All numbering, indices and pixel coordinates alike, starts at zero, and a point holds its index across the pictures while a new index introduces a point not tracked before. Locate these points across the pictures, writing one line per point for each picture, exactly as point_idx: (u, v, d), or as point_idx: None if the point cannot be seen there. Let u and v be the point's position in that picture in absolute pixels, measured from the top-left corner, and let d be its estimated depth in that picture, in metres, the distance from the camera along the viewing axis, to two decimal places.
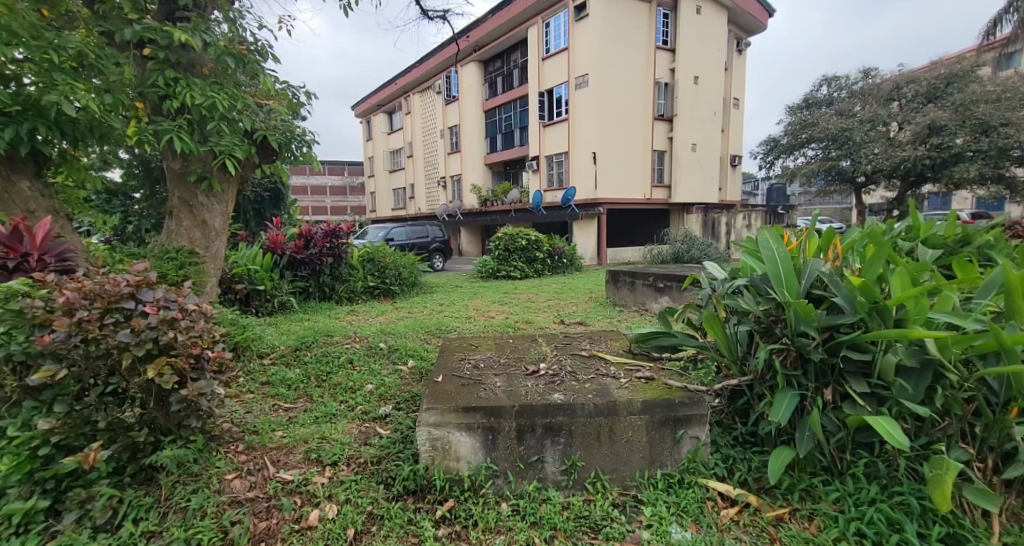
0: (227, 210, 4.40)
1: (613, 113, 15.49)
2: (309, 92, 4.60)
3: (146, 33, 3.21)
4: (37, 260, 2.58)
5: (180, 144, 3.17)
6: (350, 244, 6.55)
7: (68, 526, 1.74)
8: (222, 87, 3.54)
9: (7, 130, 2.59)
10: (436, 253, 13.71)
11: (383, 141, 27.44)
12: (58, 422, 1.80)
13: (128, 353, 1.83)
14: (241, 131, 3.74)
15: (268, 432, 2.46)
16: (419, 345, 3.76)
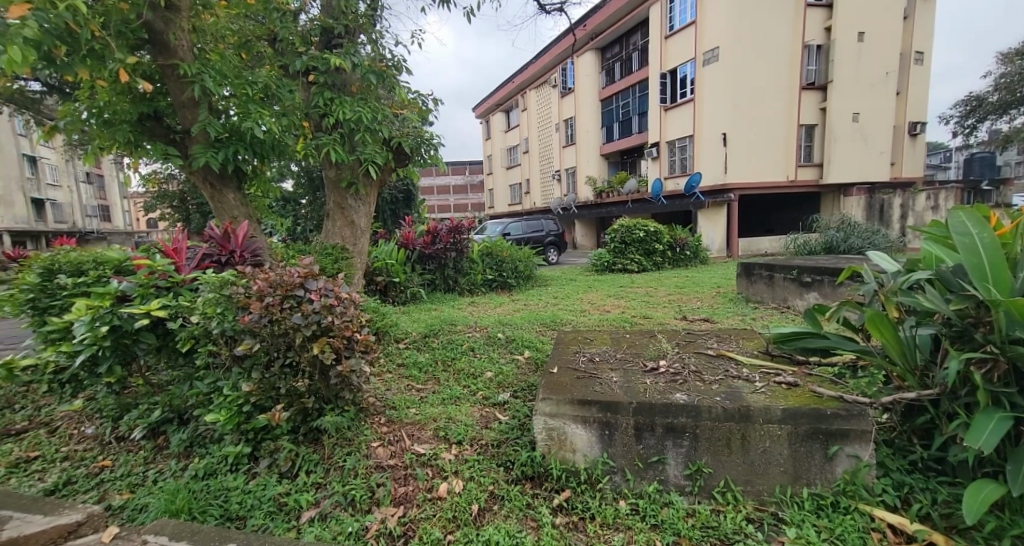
0: (370, 210, 4.99)
1: (749, 87, 13.95)
2: (435, 98, 5.00)
3: (310, 62, 3.80)
4: (239, 255, 3.21)
5: (335, 155, 3.70)
6: (471, 239, 6.98)
7: (263, 469, 2.18)
8: (366, 101, 4.04)
9: (219, 154, 3.29)
10: (551, 247, 13.94)
11: (500, 138, 28.65)
12: (256, 386, 2.25)
13: (300, 333, 2.21)
14: (382, 139, 4.20)
15: (404, 408, 2.76)
16: (535, 337, 3.86)
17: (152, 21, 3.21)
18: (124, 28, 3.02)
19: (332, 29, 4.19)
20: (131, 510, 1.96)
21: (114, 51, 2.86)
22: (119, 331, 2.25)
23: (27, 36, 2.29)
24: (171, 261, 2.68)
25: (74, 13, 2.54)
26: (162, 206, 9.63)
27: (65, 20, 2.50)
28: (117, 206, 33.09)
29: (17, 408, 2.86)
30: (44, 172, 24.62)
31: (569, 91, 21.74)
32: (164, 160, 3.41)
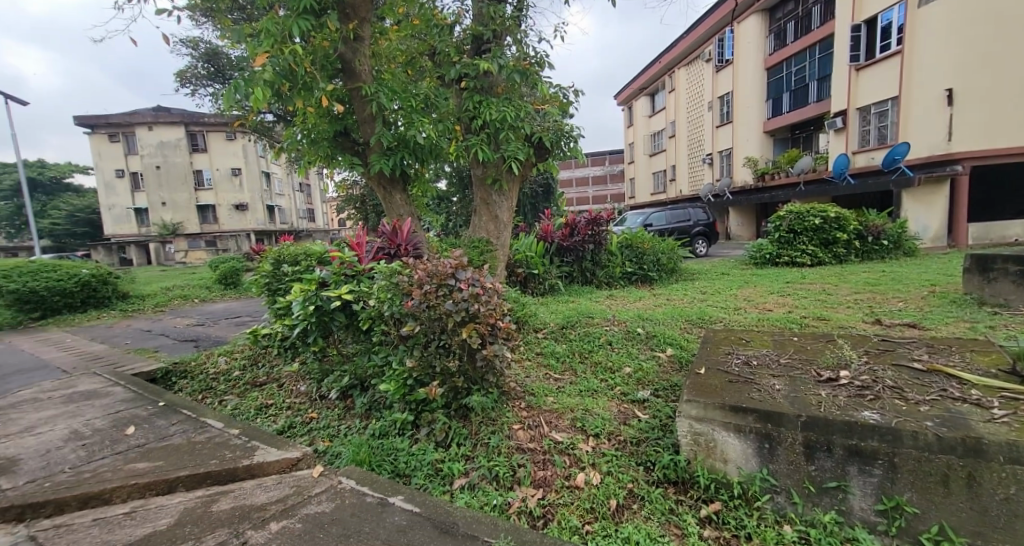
0: (512, 204, 5.26)
1: (994, 22, 10.65)
2: (577, 90, 5.03)
3: (463, 70, 4.14)
4: (405, 248, 3.69)
5: (483, 154, 4.00)
6: (609, 231, 6.86)
7: (423, 436, 2.49)
8: (511, 101, 4.27)
9: (389, 160, 3.85)
10: (700, 237, 12.84)
11: (643, 125, 27.23)
12: (417, 362, 2.57)
13: (451, 318, 2.44)
14: (523, 136, 4.41)
15: (542, 395, 2.86)
16: (679, 334, 3.63)
17: (344, 52, 3.88)
18: (325, 62, 3.73)
19: (482, 35, 4.46)
20: (331, 455, 2.45)
21: (318, 82, 3.55)
22: (321, 310, 2.81)
23: (265, 78, 3.09)
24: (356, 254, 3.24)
25: (293, 56, 3.25)
26: (349, 208, 11.67)
27: (288, 62, 3.21)
28: (319, 208, 40.96)
29: (260, 365, 3.81)
30: (275, 184, 31.56)
31: (725, 64, 19.69)
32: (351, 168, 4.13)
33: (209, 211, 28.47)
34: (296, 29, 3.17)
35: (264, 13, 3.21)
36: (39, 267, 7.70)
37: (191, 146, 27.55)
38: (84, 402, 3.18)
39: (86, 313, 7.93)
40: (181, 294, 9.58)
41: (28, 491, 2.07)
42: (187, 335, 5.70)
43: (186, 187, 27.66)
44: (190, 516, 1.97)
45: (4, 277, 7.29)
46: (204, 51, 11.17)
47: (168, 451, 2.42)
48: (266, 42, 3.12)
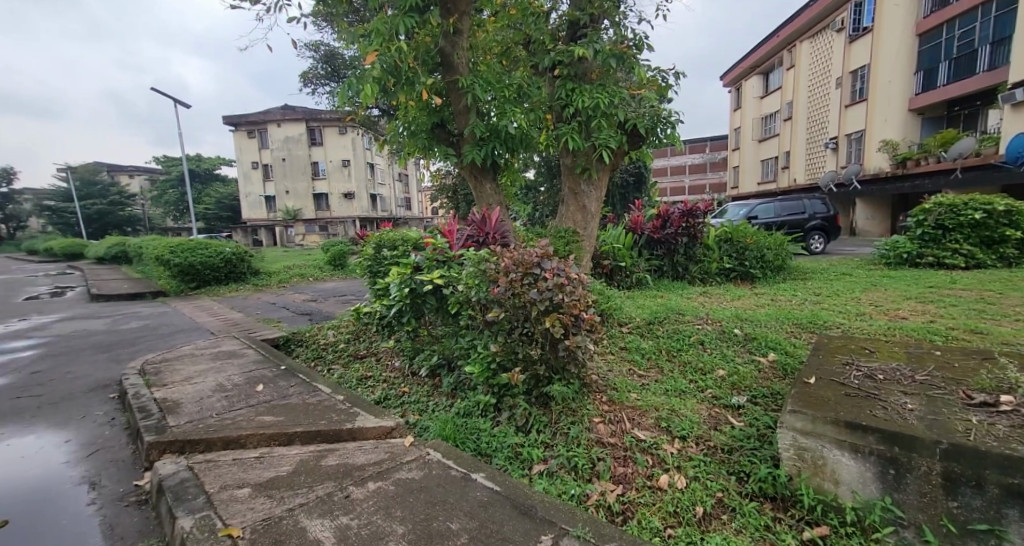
0: (600, 194, 5.17)
1: None
2: (678, 73, 4.81)
3: (557, 57, 4.12)
4: (493, 237, 3.81)
5: (573, 143, 3.98)
6: (706, 224, 6.47)
7: (504, 419, 2.57)
8: (605, 87, 4.17)
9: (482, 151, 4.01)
10: (815, 233, 11.60)
11: (754, 107, 24.69)
12: (501, 347, 2.65)
13: (535, 307, 2.47)
14: (616, 123, 4.29)
15: (625, 391, 2.79)
16: (784, 338, 3.31)
17: (444, 47, 4.06)
18: (426, 56, 3.96)
19: (579, 21, 4.38)
20: (420, 428, 2.63)
21: (420, 76, 3.76)
22: (415, 292, 3.03)
23: (374, 75, 3.42)
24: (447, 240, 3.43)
25: (399, 53, 3.48)
26: (442, 197, 12.32)
27: (395, 58, 3.47)
28: (415, 198, 43.52)
29: (361, 339, 4.22)
30: (378, 174, 34.26)
31: (864, 33, 17.10)
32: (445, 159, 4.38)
33: (323, 199, 31.91)
34: (402, 27, 3.42)
35: (375, 15, 3.49)
36: (195, 245, 9.26)
37: (311, 140, 30.96)
38: (227, 359, 3.78)
39: (227, 285, 9.38)
40: (299, 273, 10.92)
41: (186, 429, 2.53)
42: (303, 309, 6.50)
43: (306, 178, 31.23)
44: (304, 467, 2.26)
45: (171, 252, 8.89)
46: (323, 53, 12.34)
47: (288, 409, 2.79)
48: (376, 41, 3.42)
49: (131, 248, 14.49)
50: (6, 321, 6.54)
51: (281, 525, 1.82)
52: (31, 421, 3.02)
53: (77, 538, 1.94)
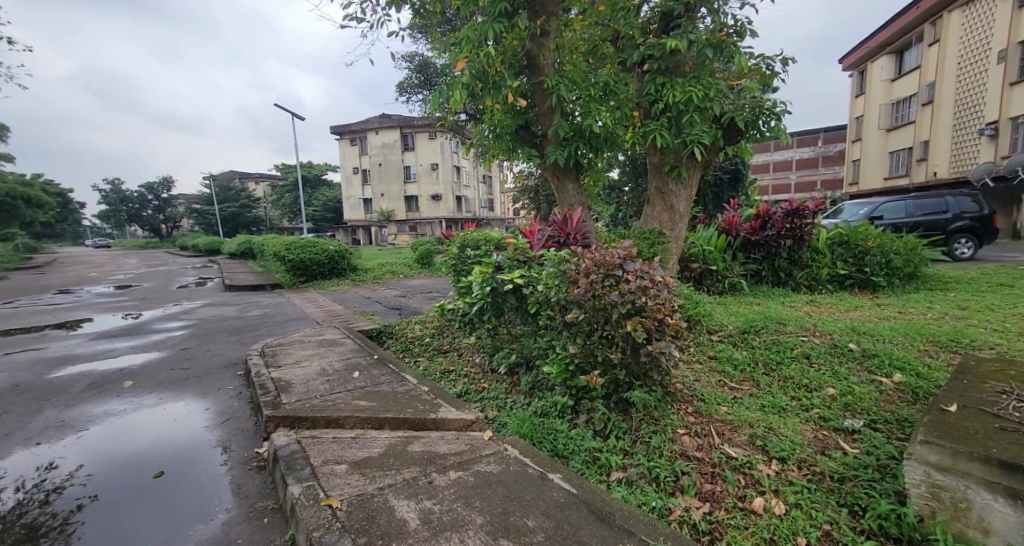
0: (690, 194, 4.91)
1: None
2: (786, 59, 4.49)
3: (647, 51, 3.96)
4: (573, 238, 3.79)
5: (662, 140, 3.82)
6: (816, 225, 5.89)
7: (582, 422, 2.53)
8: (700, 79, 3.95)
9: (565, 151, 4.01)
10: (960, 235, 9.87)
11: (881, 92, 21.31)
12: (579, 349, 2.62)
13: (616, 309, 2.40)
14: (711, 118, 4.04)
15: (713, 404, 2.62)
16: (913, 358, 2.88)
17: (531, 49, 4.11)
18: (513, 59, 4.01)
19: (672, 10, 4.06)
20: (499, 424, 2.70)
21: (506, 80, 3.85)
22: (496, 291, 3.12)
23: (463, 81, 3.55)
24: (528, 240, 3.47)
25: (488, 58, 3.60)
26: (524, 198, 12.52)
27: (483, 64, 3.60)
28: (499, 199, 44.29)
29: (445, 335, 4.44)
30: (464, 177, 35.65)
31: None
32: (528, 160, 4.46)
33: (413, 201, 34.01)
34: (490, 33, 3.52)
35: (466, 23, 3.62)
36: (305, 243, 10.40)
37: (404, 146, 33.21)
38: (330, 346, 4.21)
39: (330, 279, 10.41)
40: (391, 270, 11.78)
41: (296, 406, 2.85)
42: (394, 303, 7.01)
43: (399, 181, 33.56)
44: (393, 451, 2.43)
45: (286, 249, 10.12)
46: (418, 63, 12.96)
47: (380, 395, 3.02)
48: (466, 48, 3.54)
49: (256, 244, 16.73)
50: (165, 304, 7.92)
51: (373, 501, 1.98)
52: (182, 389, 3.63)
53: (213, 494, 2.28)
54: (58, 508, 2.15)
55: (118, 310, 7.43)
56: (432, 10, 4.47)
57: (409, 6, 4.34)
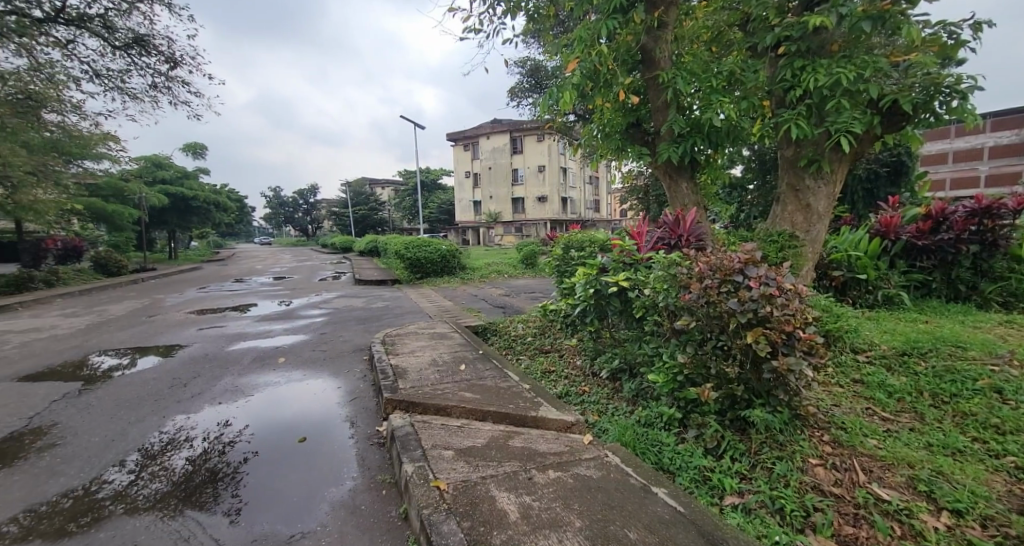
0: (833, 191, 4.29)
1: None
2: (979, 22, 3.66)
3: (783, 32, 3.53)
4: (686, 240, 3.57)
5: (797, 131, 3.41)
6: (1015, 227, 4.74)
7: (691, 437, 2.36)
8: (852, 58, 3.46)
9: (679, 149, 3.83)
10: None
11: None
12: (690, 360, 2.43)
13: (734, 319, 2.18)
14: (864, 102, 3.51)
15: (858, 435, 2.26)
16: None
17: (647, 43, 4.00)
18: (627, 55, 3.94)
19: None
20: (599, 429, 2.64)
21: (618, 77, 3.79)
22: (599, 293, 3.09)
23: (574, 82, 3.56)
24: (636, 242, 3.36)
25: (600, 57, 3.55)
26: (632, 199, 12.06)
27: (595, 63, 3.56)
28: (608, 200, 43.09)
29: (547, 335, 4.52)
30: (570, 178, 35.46)
31: None
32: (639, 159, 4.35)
33: (520, 203, 34.95)
34: (604, 30, 3.43)
35: (579, 23, 3.60)
36: (421, 242, 11.34)
37: (513, 149, 34.29)
38: (442, 339, 4.54)
39: (441, 276, 11.21)
40: (496, 270, 12.26)
41: (409, 392, 3.12)
42: (499, 302, 7.31)
43: (507, 184, 34.76)
44: (496, 443, 2.53)
45: (406, 248, 11.13)
46: (529, 67, 12.91)
47: (484, 389, 3.18)
48: (578, 48, 3.52)
49: (382, 243, 18.71)
50: (310, 294, 9.30)
51: (476, 489, 2.07)
52: (319, 368, 4.22)
53: (343, 462, 2.60)
54: (230, 458, 2.64)
55: (277, 297, 8.93)
56: (546, 14, 4.55)
57: (524, 14, 4.48)
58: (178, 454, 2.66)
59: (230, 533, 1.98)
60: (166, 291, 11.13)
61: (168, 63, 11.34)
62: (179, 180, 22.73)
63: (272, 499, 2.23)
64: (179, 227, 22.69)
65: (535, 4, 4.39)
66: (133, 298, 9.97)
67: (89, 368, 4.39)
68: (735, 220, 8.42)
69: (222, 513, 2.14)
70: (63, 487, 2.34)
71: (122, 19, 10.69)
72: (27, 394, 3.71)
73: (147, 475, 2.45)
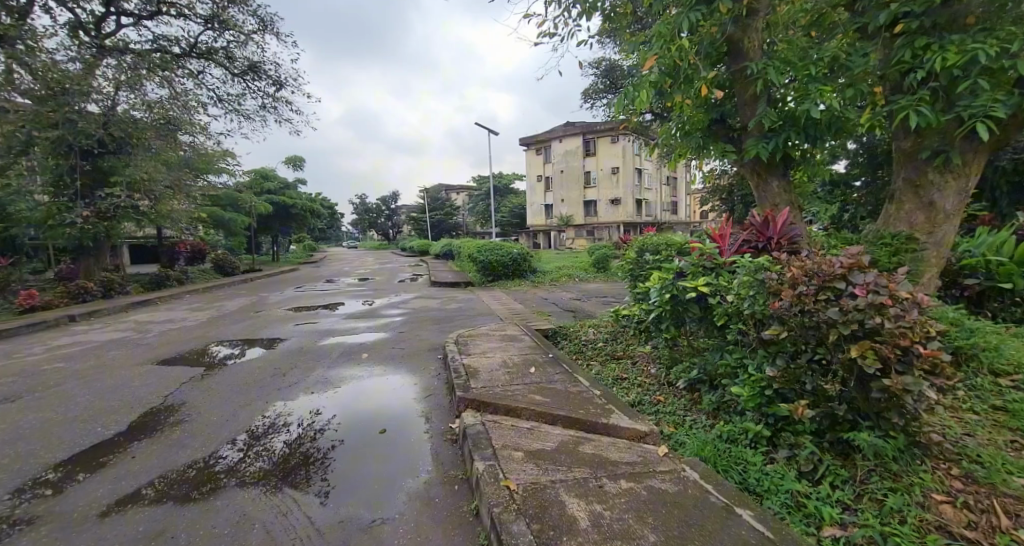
0: (966, 187, 3.73)
1: None
2: None
3: (902, 8, 3.09)
4: (776, 243, 3.31)
5: (916, 118, 3.01)
6: None
7: (781, 458, 2.16)
8: (993, 31, 3.02)
9: (770, 143, 3.62)
10: None
11: None
12: (780, 373, 2.23)
13: (835, 330, 1.94)
14: (1007, 80, 3.06)
15: (1000, 471, 1.93)
16: None
17: (734, 33, 3.84)
18: (711, 48, 3.79)
19: None
20: (676, 441, 2.52)
21: (702, 71, 3.59)
22: (675, 298, 2.95)
23: (650, 80, 3.45)
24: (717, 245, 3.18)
25: (680, 52, 3.40)
26: (715, 199, 11.38)
27: (675, 59, 3.42)
28: (687, 201, 40.89)
29: (619, 341, 4.44)
30: (646, 179, 34.24)
31: None
32: (723, 156, 4.20)
33: (593, 205, 34.43)
34: (686, 24, 3.26)
35: (659, 18, 3.48)
36: (493, 245, 11.62)
37: (586, 151, 33.93)
38: (513, 341, 4.60)
39: (512, 279, 11.40)
40: (568, 274, 12.19)
41: (480, 392, 3.21)
42: (570, 306, 7.27)
43: (579, 187, 34.47)
44: (566, 448, 2.50)
45: (481, 251, 11.47)
46: (604, 67, 12.63)
47: (554, 393, 3.17)
48: (657, 43, 3.36)
49: (456, 247, 19.43)
50: (390, 294, 9.92)
51: (546, 492, 2.06)
52: (397, 364, 4.48)
53: (420, 455, 2.72)
54: (321, 444, 2.88)
55: (361, 296, 9.66)
56: (623, 12, 4.49)
57: (601, 13, 4.44)
58: (277, 437, 2.96)
59: (321, 513, 2.16)
60: (269, 289, 12.52)
61: (274, 85, 12.76)
62: (281, 190, 25.42)
63: (356, 485, 2.39)
64: (280, 231, 25.37)
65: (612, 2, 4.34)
66: (243, 295, 11.34)
67: (209, 355, 5.06)
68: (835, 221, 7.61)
69: (314, 493, 2.33)
70: (189, 458, 2.71)
71: (240, 50, 12.27)
72: (164, 375, 4.37)
73: (253, 454, 2.75)
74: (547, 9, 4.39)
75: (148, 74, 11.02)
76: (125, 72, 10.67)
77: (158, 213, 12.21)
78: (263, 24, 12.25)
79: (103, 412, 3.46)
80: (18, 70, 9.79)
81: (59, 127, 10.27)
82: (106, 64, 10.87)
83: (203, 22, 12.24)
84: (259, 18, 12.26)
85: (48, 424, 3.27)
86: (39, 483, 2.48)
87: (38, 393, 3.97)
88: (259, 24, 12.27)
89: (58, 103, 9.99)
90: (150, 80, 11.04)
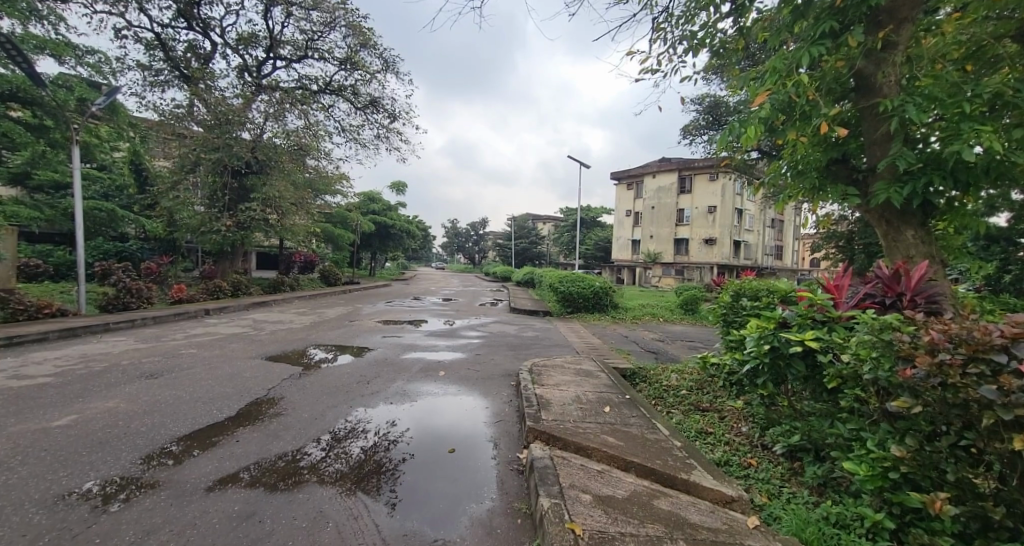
0: None
1: None
2: None
3: None
4: (908, 300, 2.88)
5: None
6: None
7: None
8: None
9: (905, 188, 3.23)
10: None
11: None
12: (908, 454, 1.88)
13: (989, 412, 1.58)
14: None
15: None
16: None
17: (864, 68, 3.60)
18: (835, 83, 3.54)
19: None
20: (768, 514, 2.25)
21: (820, 108, 3.28)
22: (776, 351, 2.67)
23: (760, 115, 3.27)
24: (831, 297, 2.87)
25: (797, 87, 3.18)
26: (829, 246, 10.28)
27: (789, 94, 3.21)
28: (793, 246, 37.28)
29: (705, 392, 4.14)
30: (746, 220, 32.14)
31: None
32: (843, 201, 3.81)
33: (683, 244, 32.89)
34: (806, 58, 3.08)
35: (774, 53, 3.33)
36: (575, 277, 11.55)
37: (681, 188, 32.80)
38: (590, 377, 4.45)
39: (592, 313, 11.18)
40: (653, 312, 11.66)
41: (552, 425, 3.15)
42: (653, 347, 6.94)
43: (670, 223, 33.20)
44: (638, 499, 2.33)
45: (562, 283, 11.48)
46: (708, 104, 12.21)
47: (629, 437, 3.01)
48: (770, 80, 3.19)
49: (538, 275, 19.63)
50: (470, 316, 10.24)
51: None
52: (473, 386, 4.56)
53: (483, 481, 2.69)
54: (393, 454, 2.99)
55: (443, 316, 10.09)
56: (734, 47, 4.36)
57: (709, 49, 4.35)
58: (355, 442, 3.13)
59: (387, 523, 2.21)
60: (364, 301, 13.62)
61: (388, 117, 14.22)
62: (384, 211, 27.85)
63: (422, 501, 2.43)
64: (379, 249, 27.64)
65: (723, 38, 4.25)
66: (341, 304, 12.44)
67: (307, 356, 5.58)
68: (989, 283, 6.44)
69: (383, 502, 2.40)
70: (281, 449, 2.97)
71: (365, 87, 13.90)
72: (269, 370, 4.88)
73: (333, 455, 2.93)
74: (653, 47, 4.43)
75: (290, 108, 13.06)
76: (273, 106, 12.76)
77: (282, 226, 13.86)
78: (386, 65, 13.84)
79: (219, 396, 3.94)
80: (197, 104, 12.24)
81: (218, 151, 12.34)
82: (260, 99, 13.00)
83: (339, 63, 14.11)
84: (384, 59, 13.85)
85: (177, 401, 3.79)
86: (164, 452, 2.86)
87: (173, 373, 4.64)
88: (382, 65, 13.87)
89: (221, 130, 12.12)
90: (291, 112, 13.10)
